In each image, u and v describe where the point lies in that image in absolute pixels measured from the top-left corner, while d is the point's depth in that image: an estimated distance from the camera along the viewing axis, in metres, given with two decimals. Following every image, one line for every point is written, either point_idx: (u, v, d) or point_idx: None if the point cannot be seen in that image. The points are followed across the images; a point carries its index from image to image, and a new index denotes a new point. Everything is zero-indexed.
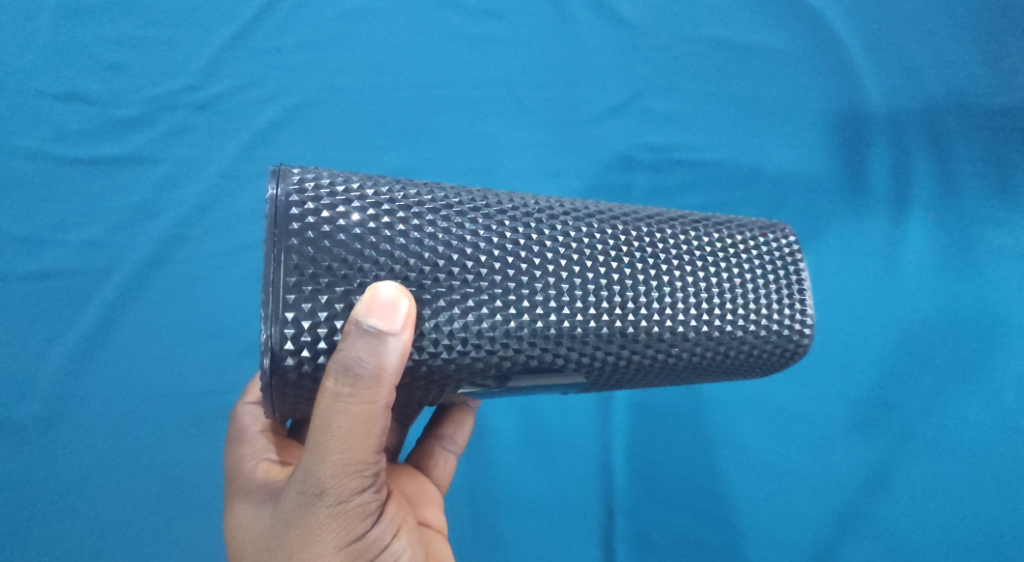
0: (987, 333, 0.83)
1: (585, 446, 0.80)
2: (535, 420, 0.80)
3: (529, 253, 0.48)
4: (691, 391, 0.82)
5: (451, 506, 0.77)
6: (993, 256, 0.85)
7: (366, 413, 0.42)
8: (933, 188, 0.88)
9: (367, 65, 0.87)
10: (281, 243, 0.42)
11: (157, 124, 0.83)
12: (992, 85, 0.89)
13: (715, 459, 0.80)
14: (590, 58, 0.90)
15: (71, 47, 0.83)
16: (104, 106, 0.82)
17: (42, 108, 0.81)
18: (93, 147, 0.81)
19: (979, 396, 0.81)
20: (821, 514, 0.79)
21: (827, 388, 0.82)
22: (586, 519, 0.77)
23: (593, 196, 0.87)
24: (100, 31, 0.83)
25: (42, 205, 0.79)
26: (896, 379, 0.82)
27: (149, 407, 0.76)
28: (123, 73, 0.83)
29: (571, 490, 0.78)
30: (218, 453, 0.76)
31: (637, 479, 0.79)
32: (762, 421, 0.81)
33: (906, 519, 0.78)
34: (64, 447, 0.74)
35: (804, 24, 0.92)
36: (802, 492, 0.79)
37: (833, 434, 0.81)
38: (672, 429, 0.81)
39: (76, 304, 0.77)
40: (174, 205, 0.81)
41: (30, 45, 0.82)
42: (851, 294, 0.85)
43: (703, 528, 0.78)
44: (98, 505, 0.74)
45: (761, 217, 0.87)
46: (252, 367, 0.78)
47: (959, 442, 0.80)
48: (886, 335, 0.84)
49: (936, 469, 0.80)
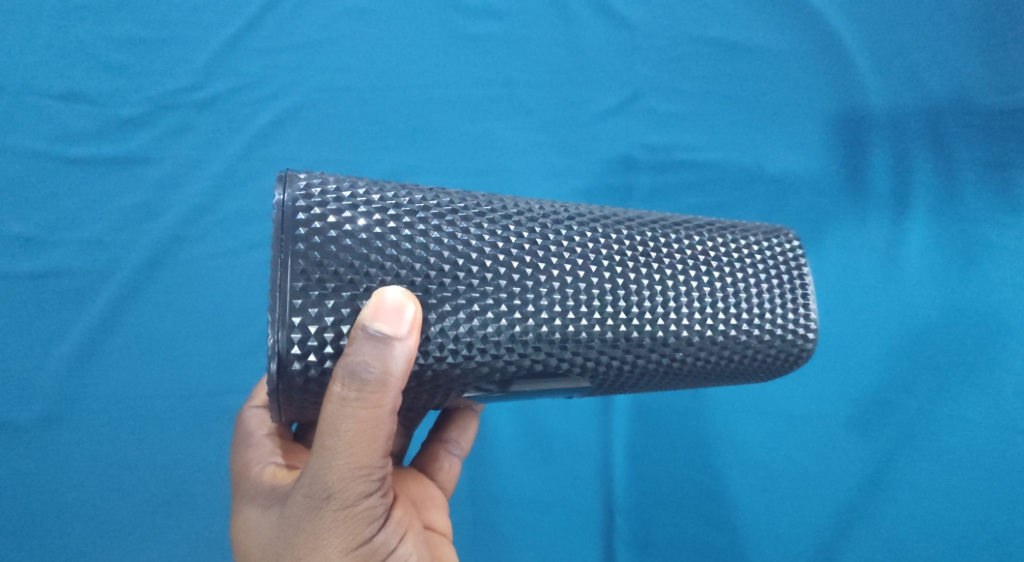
0: (987, 334, 0.83)
1: (586, 446, 0.80)
2: (536, 420, 0.80)
3: (534, 257, 0.48)
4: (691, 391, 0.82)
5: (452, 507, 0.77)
6: (992, 257, 0.85)
7: (372, 417, 0.42)
8: (933, 188, 0.88)
9: (367, 66, 0.88)
10: (288, 248, 0.42)
11: (157, 124, 0.83)
12: (992, 84, 0.89)
13: (716, 459, 0.80)
14: (591, 59, 0.90)
15: (71, 48, 0.83)
16: (104, 106, 0.82)
17: (42, 109, 0.81)
18: (94, 148, 0.81)
19: (979, 396, 0.82)
20: (822, 514, 0.79)
21: (827, 389, 0.83)
22: (586, 520, 0.78)
23: (593, 196, 0.87)
24: (100, 32, 0.83)
25: (42, 206, 0.79)
26: (896, 380, 0.82)
27: (150, 407, 0.76)
28: (124, 73, 0.83)
29: (572, 491, 0.78)
30: (219, 454, 0.76)
31: (639, 479, 0.79)
32: (762, 421, 0.82)
33: (906, 519, 0.79)
34: (65, 448, 0.74)
35: (804, 24, 0.92)
36: (802, 493, 0.80)
37: (833, 434, 0.81)
38: (673, 429, 0.81)
39: (77, 305, 0.77)
40: (174, 205, 0.81)
41: (31, 46, 0.82)
42: (851, 294, 0.85)
43: (703, 528, 0.78)
44: (99, 505, 0.74)
45: (761, 217, 0.87)
46: (253, 368, 0.78)
47: (959, 442, 0.81)
48: (886, 335, 0.84)
49: (935, 470, 0.80)
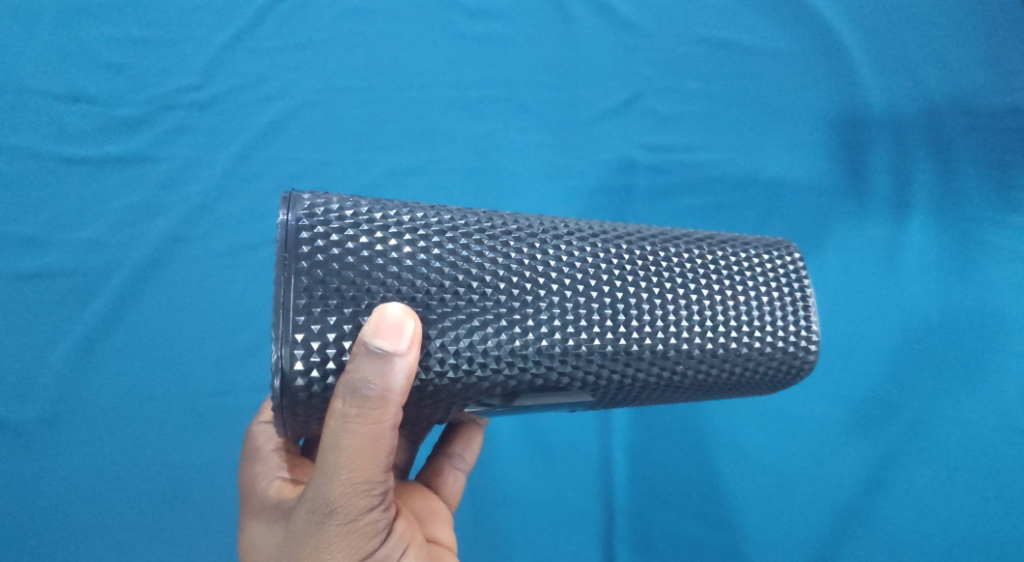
0: (989, 335, 0.83)
1: (587, 446, 0.80)
2: (537, 422, 0.80)
3: (534, 273, 0.49)
4: None
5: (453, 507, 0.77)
6: (994, 258, 0.85)
7: (372, 433, 0.42)
8: (935, 189, 0.88)
9: (367, 65, 0.88)
10: (291, 267, 0.43)
11: (160, 123, 0.83)
12: (994, 85, 0.90)
13: (715, 459, 0.81)
14: (590, 59, 0.91)
15: (77, 49, 0.84)
16: (107, 106, 0.83)
17: (43, 110, 0.82)
18: (96, 148, 0.82)
19: (979, 396, 0.82)
20: (822, 515, 0.79)
21: (827, 389, 0.83)
22: (587, 520, 0.78)
23: (593, 196, 0.87)
24: (102, 33, 0.84)
25: (45, 205, 0.80)
26: (896, 380, 0.82)
27: (150, 407, 0.76)
28: (128, 73, 0.84)
29: (572, 491, 0.78)
30: (220, 454, 0.76)
31: (639, 480, 0.79)
32: (763, 421, 0.82)
33: (906, 520, 0.79)
34: (65, 445, 0.75)
35: (804, 24, 0.92)
36: (802, 493, 0.80)
37: (833, 435, 0.81)
38: (673, 429, 0.81)
39: (78, 303, 0.78)
40: (174, 205, 0.81)
41: (32, 47, 0.83)
42: (851, 293, 0.85)
43: (704, 529, 0.79)
44: (99, 504, 0.74)
45: (759, 217, 0.87)
46: (252, 368, 0.78)
47: (960, 443, 0.81)
48: (886, 335, 0.84)
49: (937, 470, 0.80)
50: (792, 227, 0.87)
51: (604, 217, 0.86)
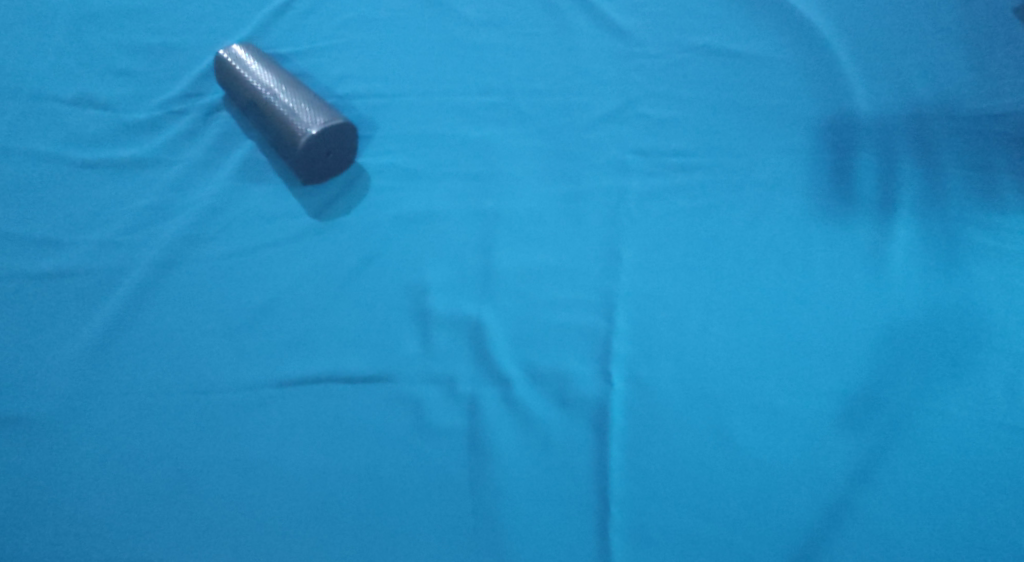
0: (974, 329, 0.73)
1: (576, 436, 0.68)
2: (523, 412, 0.70)
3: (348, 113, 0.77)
4: (688, 382, 0.71)
5: (418, 502, 0.65)
6: (975, 256, 0.78)
7: None
8: (918, 193, 0.83)
9: (376, 75, 0.95)
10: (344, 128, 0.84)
11: (188, 137, 0.91)
12: (977, 93, 0.90)
13: (704, 450, 0.67)
14: (586, 68, 0.96)
15: (137, 87, 0.95)
16: (149, 125, 0.91)
17: (87, 128, 0.91)
18: (124, 159, 0.88)
19: (963, 389, 0.70)
20: (798, 513, 0.63)
21: (815, 383, 0.71)
22: (572, 519, 0.64)
23: (580, 196, 0.85)
24: (157, 70, 0.98)
25: (71, 208, 0.85)
26: (881, 371, 0.71)
27: (157, 403, 0.72)
28: (172, 101, 0.94)
29: (555, 484, 0.66)
30: (220, 452, 0.69)
31: (631, 471, 0.67)
32: (749, 411, 0.70)
33: (899, 514, 0.63)
34: (65, 438, 0.69)
35: (788, 37, 0.98)
36: (786, 484, 0.65)
37: (816, 426, 0.68)
38: (672, 421, 0.69)
39: (97, 299, 0.78)
40: (186, 208, 0.84)
41: (98, 83, 0.96)
42: (828, 286, 0.77)
43: (706, 527, 0.63)
44: (88, 500, 0.66)
45: (756, 210, 0.83)
46: (254, 364, 0.74)
47: (946, 439, 0.67)
48: (871, 324, 0.74)
49: (926, 467, 0.65)
50: (785, 218, 0.82)
51: (602, 209, 0.84)
